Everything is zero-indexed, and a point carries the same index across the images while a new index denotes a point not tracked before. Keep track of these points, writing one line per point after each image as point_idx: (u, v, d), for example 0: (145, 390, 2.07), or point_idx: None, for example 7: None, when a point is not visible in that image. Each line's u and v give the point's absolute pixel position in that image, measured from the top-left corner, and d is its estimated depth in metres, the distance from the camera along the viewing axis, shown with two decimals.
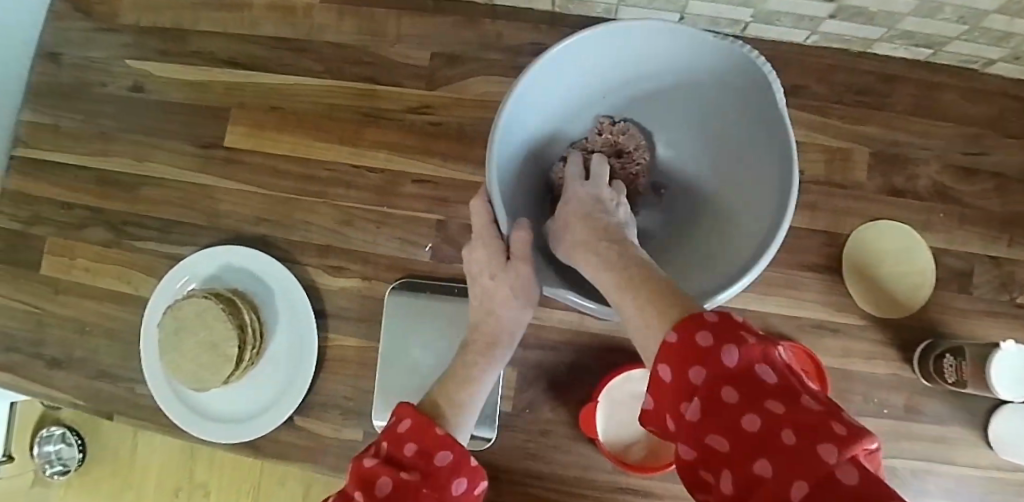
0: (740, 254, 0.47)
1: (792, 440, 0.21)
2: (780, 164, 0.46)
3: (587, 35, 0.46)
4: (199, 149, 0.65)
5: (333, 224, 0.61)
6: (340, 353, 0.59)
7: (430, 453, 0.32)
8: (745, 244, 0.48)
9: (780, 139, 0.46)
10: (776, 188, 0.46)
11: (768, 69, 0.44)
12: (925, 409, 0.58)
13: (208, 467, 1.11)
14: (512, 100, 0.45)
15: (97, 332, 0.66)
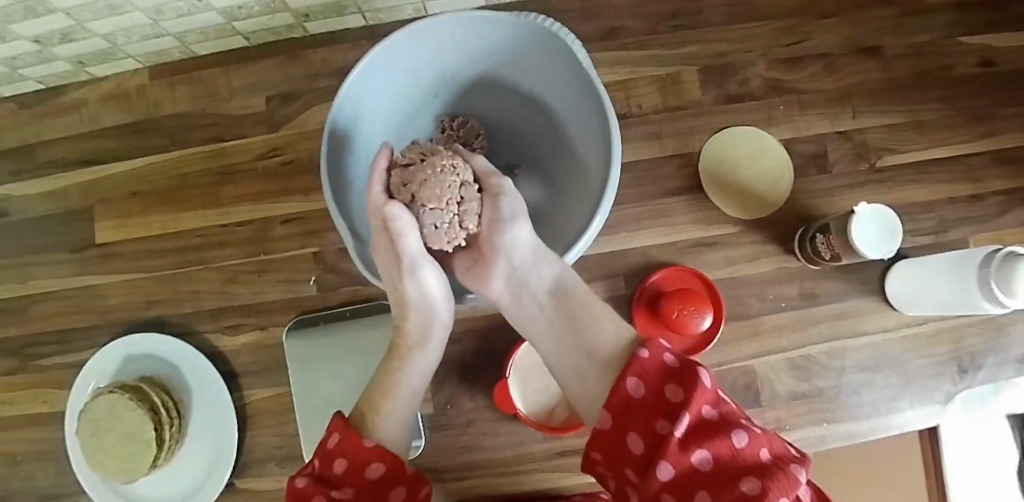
0: (585, 218, 0.48)
1: (764, 456, 0.27)
2: (603, 122, 0.48)
3: (389, 45, 0.48)
4: (73, 254, 0.65)
5: (219, 287, 0.61)
6: (260, 407, 0.60)
7: (360, 465, 0.33)
8: (589, 205, 0.49)
9: (596, 96, 0.47)
10: (604, 144, 0.48)
11: (565, 33, 0.46)
12: (822, 291, 0.60)
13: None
14: (328, 130, 0.46)
15: (27, 459, 0.66)
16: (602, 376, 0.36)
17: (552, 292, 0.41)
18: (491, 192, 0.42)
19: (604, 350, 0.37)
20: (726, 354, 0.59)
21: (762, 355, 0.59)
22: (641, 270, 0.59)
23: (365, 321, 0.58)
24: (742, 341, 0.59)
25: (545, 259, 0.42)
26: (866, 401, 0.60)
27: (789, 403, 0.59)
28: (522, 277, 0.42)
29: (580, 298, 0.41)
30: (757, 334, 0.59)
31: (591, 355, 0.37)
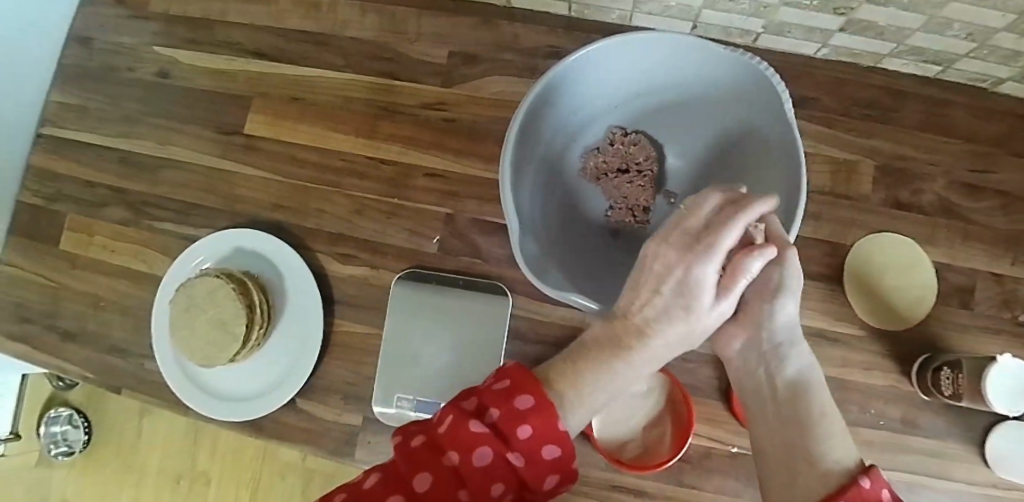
0: None
1: None
2: (791, 176, 0.48)
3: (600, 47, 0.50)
4: (218, 135, 0.67)
5: (346, 214, 0.62)
6: (345, 339, 0.61)
7: (537, 442, 0.24)
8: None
9: (793, 151, 0.48)
10: (787, 199, 0.48)
11: (778, 79, 0.47)
12: (924, 423, 0.58)
13: (206, 452, 1.06)
14: (526, 108, 0.48)
15: (109, 307, 0.68)
16: (811, 482, 0.29)
17: (790, 383, 0.36)
18: (773, 258, 0.38)
19: (823, 459, 0.30)
20: None
21: None
22: None
23: (475, 295, 0.58)
24: None
25: (795, 350, 0.37)
26: None
27: None
28: (768, 354, 0.38)
29: (819, 405, 0.34)
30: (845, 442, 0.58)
31: (809, 462, 0.30)
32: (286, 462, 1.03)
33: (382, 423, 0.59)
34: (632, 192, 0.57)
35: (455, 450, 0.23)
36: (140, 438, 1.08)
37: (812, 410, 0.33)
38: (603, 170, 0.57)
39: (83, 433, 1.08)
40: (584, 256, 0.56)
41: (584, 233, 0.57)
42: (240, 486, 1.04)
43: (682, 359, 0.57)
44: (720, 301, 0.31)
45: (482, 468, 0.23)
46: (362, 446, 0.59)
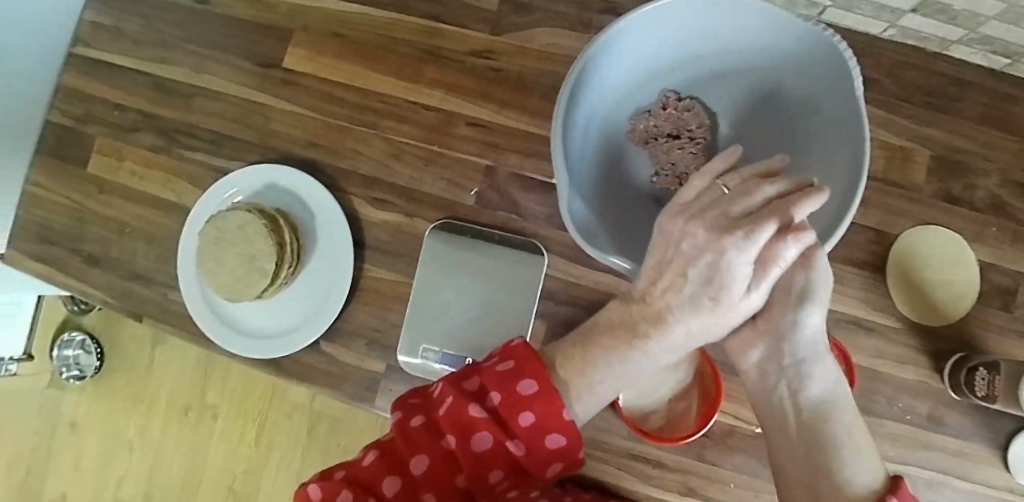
0: None
1: None
2: (853, 151, 0.46)
3: (664, 5, 0.48)
4: (255, 67, 0.65)
5: (383, 158, 0.61)
6: (374, 285, 0.60)
7: (544, 430, 0.29)
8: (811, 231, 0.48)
9: (855, 124, 0.46)
10: (847, 174, 0.46)
11: (847, 50, 0.45)
12: (949, 421, 0.57)
13: (221, 386, 1.17)
14: (586, 56, 0.47)
15: (134, 235, 0.67)
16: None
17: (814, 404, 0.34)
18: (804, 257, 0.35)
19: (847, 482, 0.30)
20: None
21: None
22: None
23: (512, 253, 0.57)
24: None
25: (822, 362, 0.36)
26: None
27: None
28: (788, 370, 0.36)
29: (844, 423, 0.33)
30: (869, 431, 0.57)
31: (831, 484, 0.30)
32: (293, 404, 1.15)
33: (405, 371, 0.58)
34: (683, 159, 0.54)
35: (453, 436, 0.28)
36: (153, 367, 1.20)
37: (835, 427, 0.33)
38: (652, 134, 0.55)
39: (95, 357, 1.20)
40: (628, 221, 0.55)
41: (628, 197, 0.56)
42: (248, 420, 1.16)
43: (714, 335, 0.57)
44: (753, 292, 0.31)
45: (481, 452, 0.28)
46: (382, 393, 0.59)
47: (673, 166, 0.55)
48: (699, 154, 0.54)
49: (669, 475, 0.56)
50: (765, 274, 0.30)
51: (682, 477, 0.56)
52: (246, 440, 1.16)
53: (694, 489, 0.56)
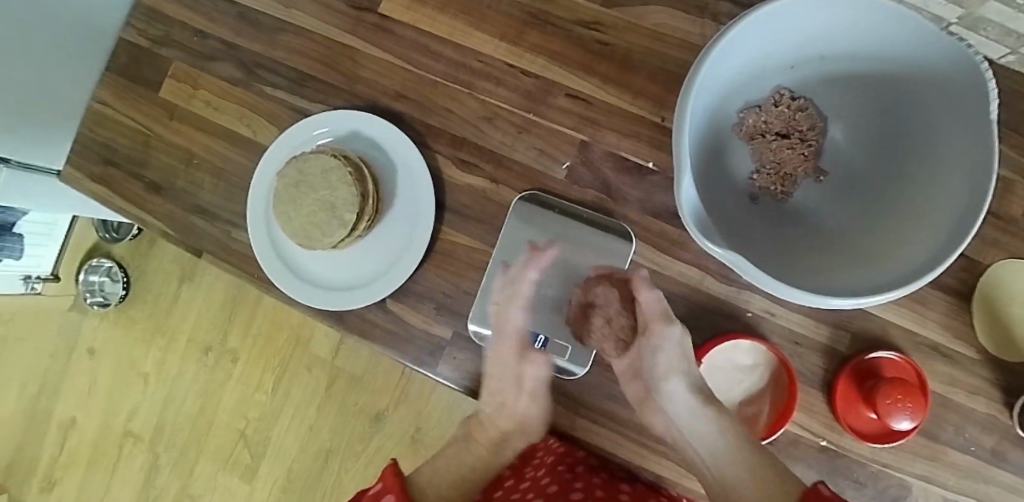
0: (905, 262, 0.46)
1: None
2: (973, 180, 0.44)
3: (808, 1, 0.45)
4: (348, 9, 0.62)
5: (474, 120, 0.59)
6: (450, 248, 0.58)
7: None
8: (923, 247, 0.46)
9: (981, 155, 0.44)
10: (961, 204, 0.44)
11: (991, 76, 0.42)
12: (1013, 458, 0.56)
13: (244, 330, 1.17)
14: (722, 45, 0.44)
15: (202, 167, 0.65)
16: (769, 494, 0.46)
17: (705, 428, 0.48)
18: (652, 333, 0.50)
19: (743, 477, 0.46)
20: (896, 459, 0.56)
21: (925, 481, 0.56)
22: (872, 337, 0.56)
23: (600, 234, 0.55)
24: (916, 457, 0.56)
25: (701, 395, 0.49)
26: None
27: None
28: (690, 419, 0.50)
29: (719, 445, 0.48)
30: (932, 458, 0.56)
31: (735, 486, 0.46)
32: (316, 357, 1.14)
33: (471, 339, 0.58)
34: (791, 159, 0.54)
35: None
36: (177, 303, 1.19)
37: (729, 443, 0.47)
38: (762, 130, 0.54)
39: (121, 287, 1.20)
40: (728, 214, 0.54)
41: (730, 192, 0.55)
42: (268, 367, 1.16)
43: (792, 342, 0.56)
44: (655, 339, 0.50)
45: None
46: (446, 359, 0.58)
47: (779, 165, 0.54)
48: (807, 155, 0.54)
49: None
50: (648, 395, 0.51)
51: None
52: (264, 387, 1.16)
53: None
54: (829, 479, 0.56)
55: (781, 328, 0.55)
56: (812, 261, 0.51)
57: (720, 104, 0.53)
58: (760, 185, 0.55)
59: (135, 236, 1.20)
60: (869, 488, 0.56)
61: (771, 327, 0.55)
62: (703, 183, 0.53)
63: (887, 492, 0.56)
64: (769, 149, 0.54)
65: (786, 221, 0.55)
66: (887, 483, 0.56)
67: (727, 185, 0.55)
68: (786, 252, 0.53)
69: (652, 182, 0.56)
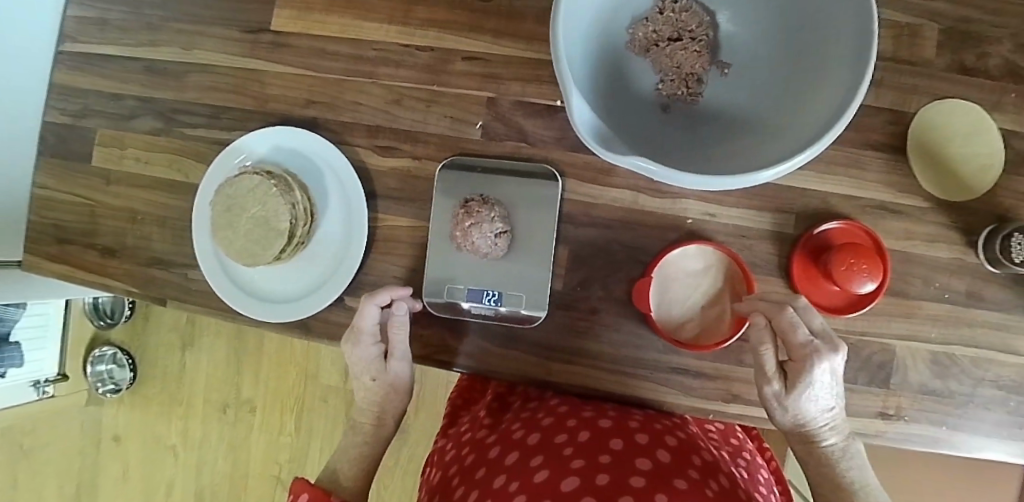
0: (813, 126, 0.47)
1: None
2: (856, 33, 0.45)
3: None
4: (245, 34, 0.64)
5: (383, 105, 0.60)
6: (391, 233, 0.60)
7: None
8: (825, 109, 0.46)
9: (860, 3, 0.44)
10: (852, 56, 0.45)
11: None
12: (990, 296, 0.56)
13: (254, 380, 1.19)
14: None
15: (147, 221, 0.67)
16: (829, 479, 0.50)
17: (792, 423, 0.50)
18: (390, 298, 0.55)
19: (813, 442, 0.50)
20: (872, 325, 0.55)
21: (908, 340, 0.55)
22: (816, 214, 0.55)
23: (525, 180, 0.56)
24: (893, 319, 0.55)
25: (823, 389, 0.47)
26: (993, 421, 0.56)
27: (916, 397, 0.56)
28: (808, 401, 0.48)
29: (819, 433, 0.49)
30: (911, 316, 0.56)
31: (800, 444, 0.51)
32: (327, 387, 1.16)
33: (432, 315, 0.59)
34: (686, 59, 0.54)
35: None
36: (185, 369, 1.22)
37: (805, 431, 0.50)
38: (654, 40, 0.54)
39: (129, 370, 1.22)
40: (640, 130, 0.55)
41: (638, 108, 0.55)
42: (284, 409, 1.18)
43: (739, 236, 0.55)
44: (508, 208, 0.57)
45: None
46: (415, 339, 0.59)
47: (678, 69, 0.55)
48: (701, 52, 0.54)
49: (710, 384, 0.55)
50: (802, 382, 0.47)
51: (723, 384, 0.55)
52: (286, 428, 1.18)
53: (738, 395, 0.55)
54: None
55: (725, 226, 0.55)
56: (730, 152, 0.52)
57: (604, 24, 0.54)
58: (667, 93, 0.55)
59: (129, 317, 1.22)
60: (852, 361, 0.56)
61: (715, 228, 0.56)
62: (606, 106, 0.54)
63: (873, 360, 0.55)
64: (664, 55, 0.54)
65: (700, 122, 0.55)
66: (870, 351, 0.56)
67: (633, 103, 0.55)
68: (706, 151, 0.53)
69: (564, 118, 0.57)
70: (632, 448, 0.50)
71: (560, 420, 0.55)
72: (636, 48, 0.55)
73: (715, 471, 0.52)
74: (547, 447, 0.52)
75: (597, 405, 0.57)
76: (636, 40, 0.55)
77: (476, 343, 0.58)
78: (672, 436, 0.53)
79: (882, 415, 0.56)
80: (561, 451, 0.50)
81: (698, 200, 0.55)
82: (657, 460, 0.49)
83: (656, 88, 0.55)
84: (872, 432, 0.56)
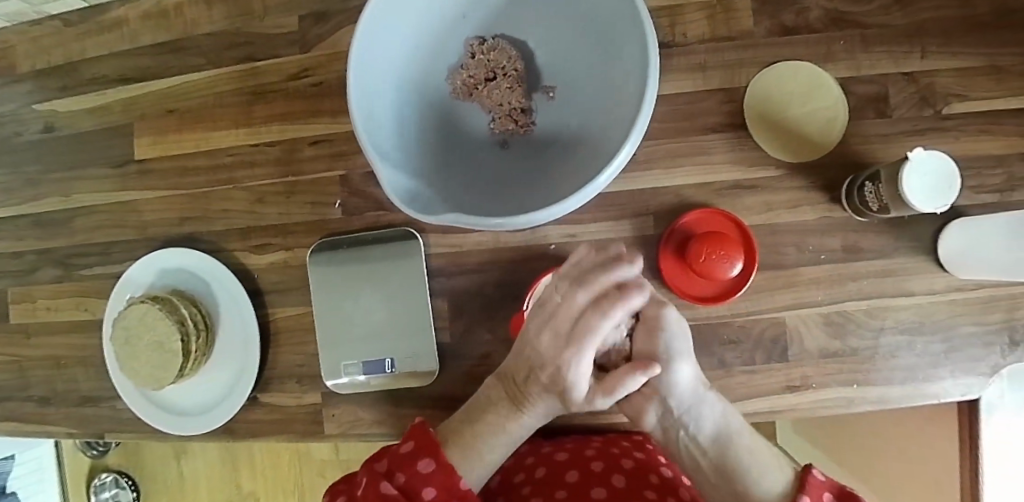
0: (619, 139, 0.48)
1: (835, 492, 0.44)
2: (639, 43, 0.46)
3: None
4: (113, 169, 0.67)
5: (249, 207, 0.62)
6: (284, 324, 0.61)
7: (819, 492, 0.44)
8: (627, 121, 0.48)
9: (635, 18, 0.46)
10: (641, 66, 0.46)
11: None
12: (867, 246, 0.56)
13: (252, 469, 1.21)
14: (355, 51, 0.46)
15: (69, 364, 0.69)
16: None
17: (715, 438, 0.48)
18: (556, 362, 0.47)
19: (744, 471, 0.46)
20: (755, 303, 0.56)
21: (795, 308, 0.56)
22: (673, 209, 0.56)
23: (389, 246, 0.58)
24: (775, 291, 0.56)
25: (705, 400, 0.49)
26: (903, 367, 0.56)
27: (818, 361, 0.56)
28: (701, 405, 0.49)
29: (742, 443, 0.48)
30: (792, 284, 0.56)
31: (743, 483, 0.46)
32: (321, 460, 1.18)
33: (339, 394, 0.60)
34: (504, 96, 0.55)
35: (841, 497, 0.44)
36: (185, 476, 1.24)
37: (744, 444, 0.48)
38: (472, 85, 0.55)
39: (131, 491, 1.24)
40: (482, 172, 0.56)
41: (477, 151, 0.57)
42: (286, 491, 1.20)
43: None
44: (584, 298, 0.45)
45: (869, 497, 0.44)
46: (329, 420, 0.60)
47: (499, 107, 0.55)
48: (515, 85, 0.55)
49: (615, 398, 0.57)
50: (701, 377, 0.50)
51: None
52: None
53: None
54: (704, 351, 0.57)
55: None
56: (566, 175, 0.53)
57: (420, 84, 0.56)
58: (499, 130, 0.56)
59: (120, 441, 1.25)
60: (746, 342, 0.56)
61: None
62: (440, 161, 0.56)
63: (765, 337, 0.56)
64: (485, 96, 0.55)
65: (539, 149, 0.56)
66: (762, 328, 0.56)
67: (473, 148, 0.57)
68: (547, 178, 0.54)
69: None
70: (588, 477, 0.52)
71: (521, 459, 0.58)
72: (460, 93, 0.56)
73: (675, 487, 0.53)
74: (508, 489, 0.55)
75: (556, 443, 0.59)
76: (456, 87, 0.56)
77: (386, 410, 0.59)
78: (632, 457, 0.55)
79: (788, 388, 0.56)
80: (520, 491, 0.54)
81: (558, 226, 0.57)
82: (609, 485, 0.51)
83: (490, 127, 0.56)
84: (784, 406, 0.56)
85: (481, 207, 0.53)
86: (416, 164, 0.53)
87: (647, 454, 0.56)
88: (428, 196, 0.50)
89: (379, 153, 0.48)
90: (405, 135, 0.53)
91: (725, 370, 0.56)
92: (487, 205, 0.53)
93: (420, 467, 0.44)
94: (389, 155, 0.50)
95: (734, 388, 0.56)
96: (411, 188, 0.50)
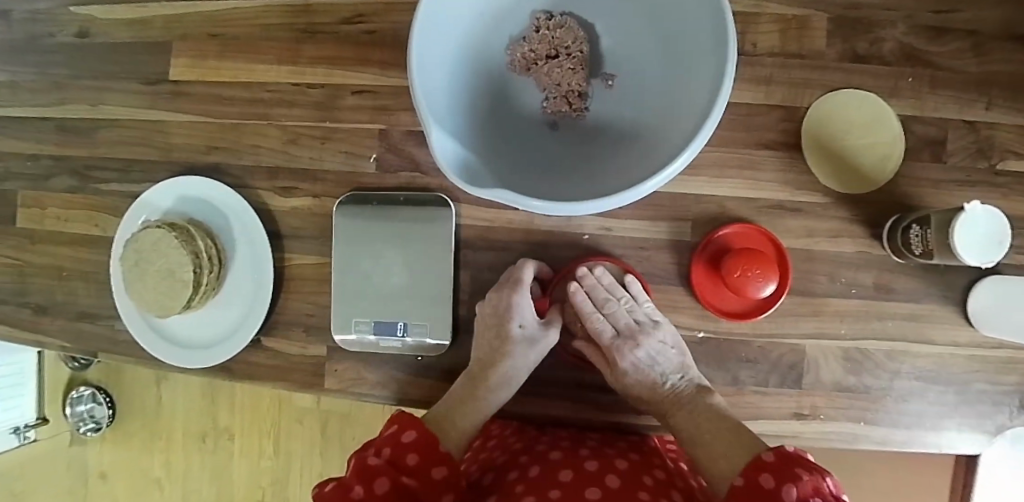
0: (681, 141, 0.47)
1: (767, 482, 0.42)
2: (716, 45, 0.45)
3: None
4: (146, 85, 0.65)
5: (281, 146, 0.61)
6: (299, 273, 0.60)
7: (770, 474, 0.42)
8: (692, 122, 0.46)
9: (717, 18, 0.44)
10: (713, 69, 0.45)
11: None
12: (898, 287, 0.55)
13: (232, 407, 1.21)
14: (424, 6, 0.44)
15: (71, 277, 0.68)
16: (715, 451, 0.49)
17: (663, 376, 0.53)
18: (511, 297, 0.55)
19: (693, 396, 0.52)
20: (778, 326, 0.56)
21: (816, 338, 0.55)
22: (712, 219, 0.56)
23: (419, 209, 0.57)
24: (799, 318, 0.56)
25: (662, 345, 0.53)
26: (912, 412, 0.56)
27: (829, 393, 0.56)
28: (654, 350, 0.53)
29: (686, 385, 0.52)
30: (817, 313, 0.56)
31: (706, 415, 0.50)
32: (302, 409, 1.18)
33: (345, 351, 0.59)
34: (563, 77, 0.53)
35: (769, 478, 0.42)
36: (161, 404, 1.24)
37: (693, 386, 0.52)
38: (531, 60, 0.53)
39: (107, 408, 1.24)
40: (527, 152, 0.55)
41: (525, 129, 0.55)
42: (260, 436, 1.20)
43: (636, 248, 0.56)
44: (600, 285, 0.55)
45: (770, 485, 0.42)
46: (330, 375, 0.59)
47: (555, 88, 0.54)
48: (577, 68, 0.53)
49: None
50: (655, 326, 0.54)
51: None
52: (267, 449, 1.19)
53: None
54: (719, 366, 0.56)
55: (621, 239, 0.56)
56: (613, 167, 0.52)
57: (478, 50, 0.53)
58: (552, 111, 0.55)
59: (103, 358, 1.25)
60: (763, 364, 0.56)
61: (612, 242, 0.56)
62: (487, 134, 0.54)
63: (782, 361, 0.56)
64: (544, 74, 0.54)
65: (587, 137, 0.55)
66: (780, 352, 0.56)
67: (521, 125, 0.56)
68: (592, 169, 0.53)
69: None
70: (580, 477, 0.49)
71: (514, 456, 0.55)
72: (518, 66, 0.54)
73: (670, 489, 0.50)
74: (501, 485, 0.51)
75: (554, 437, 0.57)
76: (515, 59, 0.54)
77: (390, 374, 0.58)
78: (628, 460, 0.52)
79: (795, 415, 0.56)
80: (511, 490, 0.49)
81: (595, 217, 0.56)
82: (604, 486, 0.47)
83: (542, 107, 0.55)
84: (789, 433, 0.56)
85: (524, 187, 0.52)
86: (463, 133, 0.51)
87: (643, 458, 0.53)
88: (474, 167, 0.49)
89: (432, 114, 0.46)
90: (458, 100, 0.52)
91: (737, 387, 0.56)
92: (531, 187, 0.52)
93: (434, 473, 0.48)
94: (440, 120, 0.48)
95: (742, 407, 0.56)
96: (460, 156, 0.48)
